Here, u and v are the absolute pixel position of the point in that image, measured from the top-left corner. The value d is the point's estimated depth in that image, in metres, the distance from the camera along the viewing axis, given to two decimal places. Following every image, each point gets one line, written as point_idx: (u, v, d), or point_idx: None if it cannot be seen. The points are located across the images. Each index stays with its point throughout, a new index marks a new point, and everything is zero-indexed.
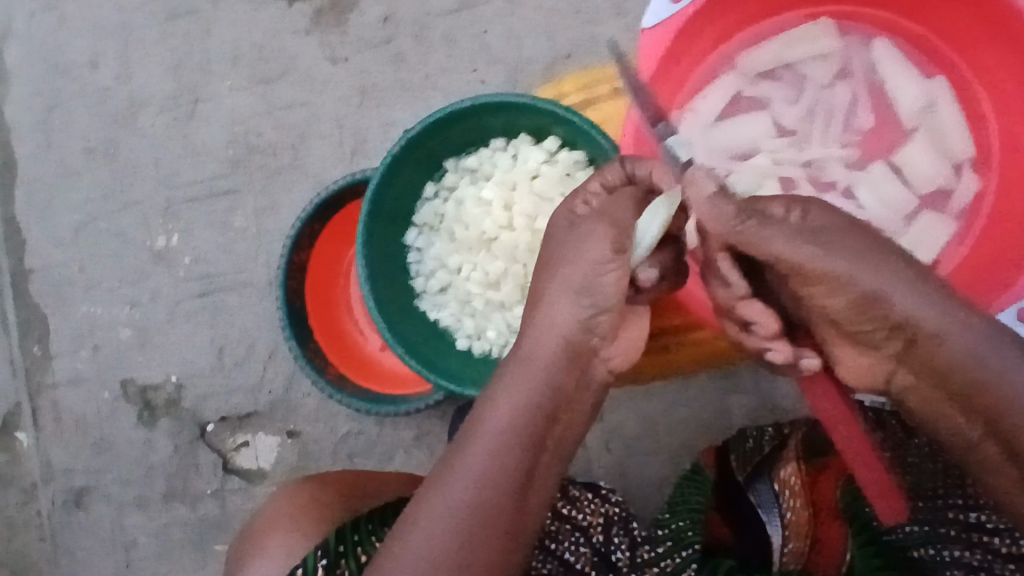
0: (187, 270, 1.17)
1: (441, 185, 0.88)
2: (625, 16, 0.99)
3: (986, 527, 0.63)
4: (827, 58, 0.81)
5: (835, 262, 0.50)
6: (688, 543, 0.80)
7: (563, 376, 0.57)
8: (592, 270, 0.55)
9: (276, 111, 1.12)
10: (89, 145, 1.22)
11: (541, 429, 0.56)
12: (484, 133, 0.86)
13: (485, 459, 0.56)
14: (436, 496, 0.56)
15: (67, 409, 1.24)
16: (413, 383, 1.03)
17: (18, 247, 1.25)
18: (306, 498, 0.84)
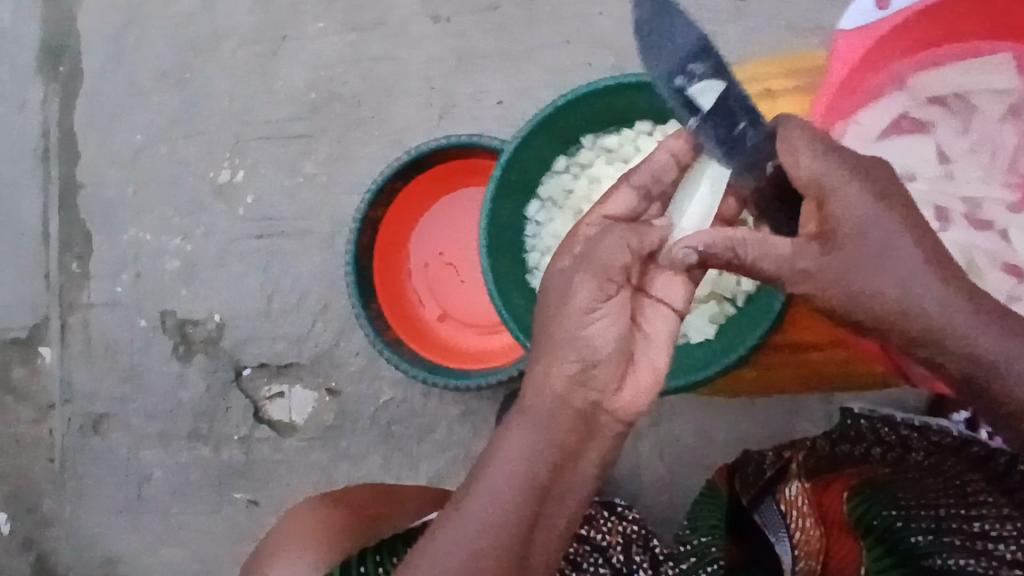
0: (247, 209, 1.13)
1: (574, 159, 0.87)
2: None
3: (990, 534, 0.58)
4: (1005, 92, 0.70)
5: (862, 279, 0.52)
6: (712, 560, 0.74)
7: (561, 431, 0.56)
8: (578, 324, 0.56)
9: (364, 62, 1.09)
10: (162, 65, 1.18)
11: (544, 482, 0.56)
12: (631, 114, 0.85)
13: (487, 503, 0.55)
14: (439, 539, 0.56)
15: (98, 332, 1.20)
16: (486, 359, 1.02)
17: (72, 159, 1.21)
18: (317, 518, 0.82)
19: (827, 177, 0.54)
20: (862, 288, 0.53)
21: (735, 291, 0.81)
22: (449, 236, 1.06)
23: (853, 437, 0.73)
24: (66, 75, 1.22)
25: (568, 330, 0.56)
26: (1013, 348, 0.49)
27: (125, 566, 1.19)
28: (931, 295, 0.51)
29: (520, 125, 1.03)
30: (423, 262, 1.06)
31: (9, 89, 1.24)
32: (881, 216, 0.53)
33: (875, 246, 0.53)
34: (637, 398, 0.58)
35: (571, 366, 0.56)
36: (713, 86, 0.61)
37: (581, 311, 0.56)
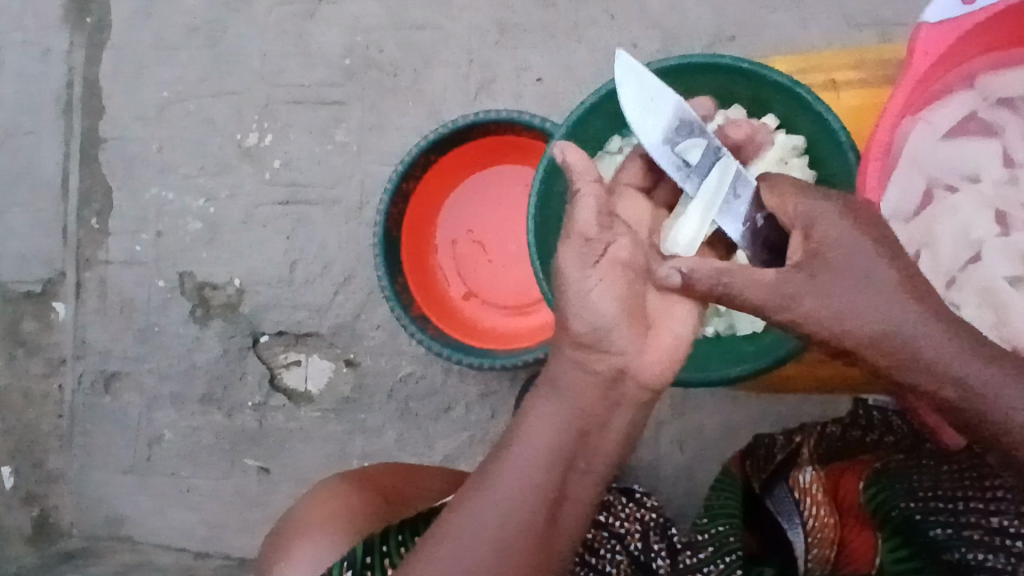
0: (274, 173, 1.11)
1: (628, 141, 0.83)
2: (801, 9, 0.95)
3: (1009, 531, 0.54)
4: None
5: (857, 309, 0.48)
6: (731, 549, 0.66)
7: (585, 396, 0.54)
8: (585, 287, 0.54)
9: (404, 29, 1.06)
10: (193, 21, 1.15)
11: (570, 451, 0.54)
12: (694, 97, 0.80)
13: (514, 479, 0.53)
14: (463, 517, 0.53)
15: (114, 289, 1.18)
16: (518, 341, 0.99)
17: (95, 112, 1.19)
18: (335, 503, 0.78)
19: (805, 208, 0.53)
20: (851, 312, 0.49)
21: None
22: (481, 214, 1.04)
23: (865, 425, 0.71)
24: (93, 26, 1.19)
25: (578, 293, 0.54)
26: (998, 375, 0.46)
27: (131, 527, 1.18)
28: (913, 317, 0.47)
29: (560, 103, 1.01)
30: (451, 239, 1.04)
31: (35, 37, 1.22)
32: (858, 240, 0.50)
33: (853, 267, 0.49)
34: (659, 362, 0.55)
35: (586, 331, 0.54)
36: (697, 141, 0.61)
37: (589, 274, 0.54)
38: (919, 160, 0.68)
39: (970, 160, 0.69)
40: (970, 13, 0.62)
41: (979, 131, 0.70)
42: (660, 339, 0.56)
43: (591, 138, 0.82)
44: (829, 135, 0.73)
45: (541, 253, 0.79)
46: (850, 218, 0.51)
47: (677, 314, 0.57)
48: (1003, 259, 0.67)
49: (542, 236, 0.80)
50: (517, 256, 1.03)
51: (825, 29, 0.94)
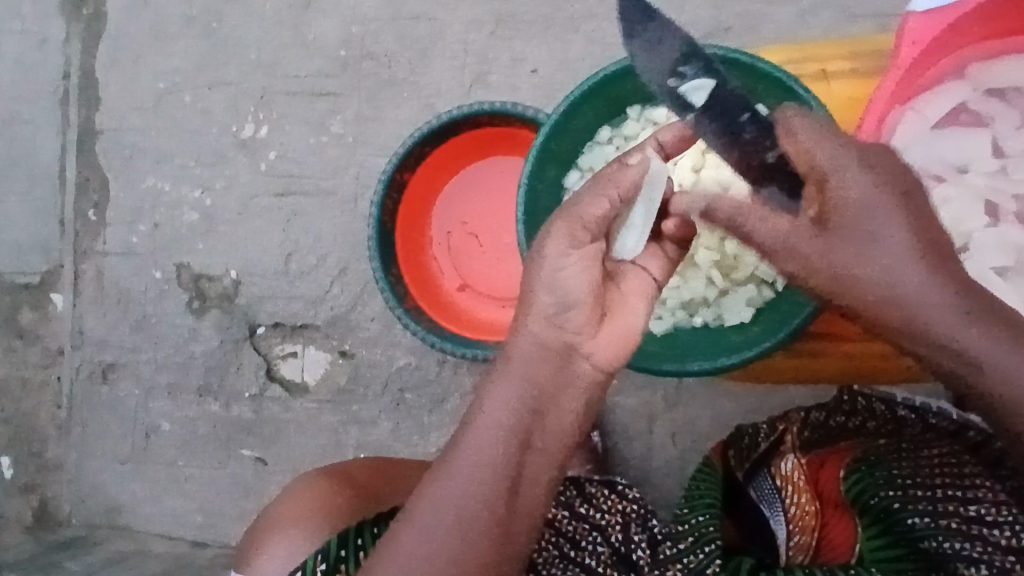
0: (270, 165, 1.12)
1: (618, 131, 0.83)
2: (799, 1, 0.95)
3: (987, 519, 0.56)
4: None
5: (867, 269, 0.54)
6: (709, 539, 0.65)
7: (541, 375, 0.55)
8: (551, 266, 0.55)
9: (400, 21, 1.06)
10: (192, 13, 1.15)
11: (525, 427, 0.54)
12: None
13: (475, 459, 0.54)
14: (427, 498, 0.54)
15: (112, 279, 1.18)
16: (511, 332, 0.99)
17: (93, 103, 1.19)
18: (312, 499, 0.78)
19: (827, 164, 0.55)
20: (857, 272, 0.54)
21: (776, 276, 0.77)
22: (474, 206, 1.04)
23: (849, 409, 0.68)
24: (89, 17, 1.19)
25: (544, 272, 0.55)
26: (991, 344, 0.51)
27: (127, 516, 1.19)
28: (913, 283, 0.53)
29: (556, 94, 1.01)
30: (445, 231, 1.04)
31: (32, 26, 1.22)
32: (877, 201, 0.54)
33: (864, 237, 0.54)
34: (612, 342, 0.56)
35: (546, 305, 0.55)
36: (696, 84, 0.62)
37: (555, 251, 0.55)
38: (912, 151, 0.68)
39: (961, 151, 0.69)
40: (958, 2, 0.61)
41: (969, 122, 0.69)
42: (616, 324, 0.56)
43: (584, 128, 0.82)
44: None
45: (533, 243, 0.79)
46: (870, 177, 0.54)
47: (637, 304, 0.57)
48: (994, 251, 0.66)
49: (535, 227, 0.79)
50: (511, 248, 1.03)
51: (822, 22, 0.94)
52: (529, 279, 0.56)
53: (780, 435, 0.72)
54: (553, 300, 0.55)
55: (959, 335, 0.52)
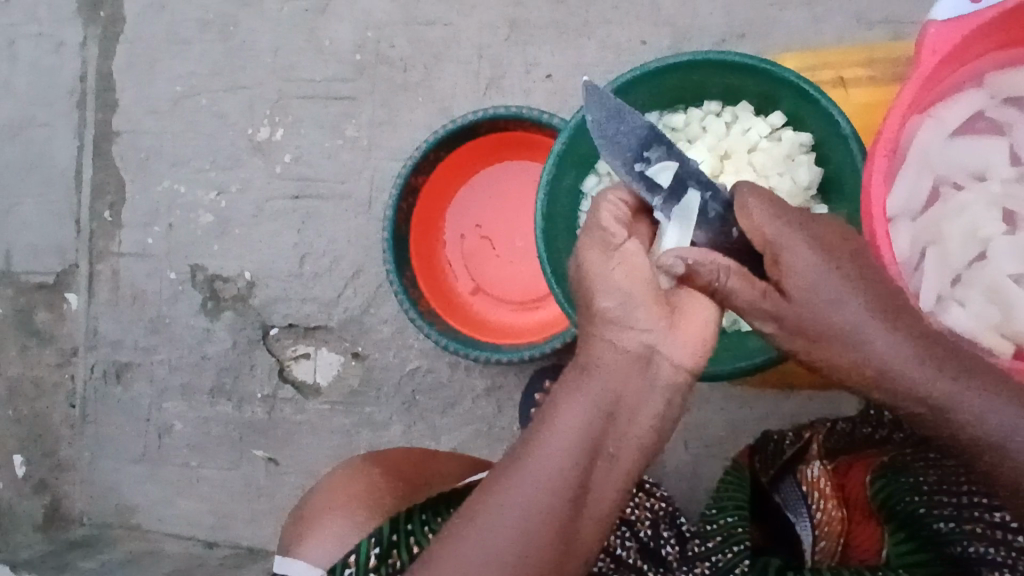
0: (285, 168, 1.12)
1: None
2: (813, 8, 0.95)
3: (1010, 526, 0.55)
4: None
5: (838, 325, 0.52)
6: (738, 540, 0.66)
7: (618, 377, 0.53)
8: (601, 271, 0.56)
9: (415, 25, 1.06)
10: (207, 17, 1.15)
11: (600, 429, 0.52)
12: (702, 94, 0.81)
13: (549, 459, 0.51)
14: (496, 496, 0.51)
15: (126, 281, 1.19)
16: (525, 336, 1.00)
17: (109, 105, 1.20)
18: (361, 484, 0.77)
19: (777, 238, 0.55)
20: (826, 333, 0.53)
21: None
22: (488, 209, 1.04)
23: (874, 421, 0.69)
24: (106, 20, 1.20)
25: (594, 277, 0.57)
26: (966, 389, 0.50)
27: (140, 516, 1.19)
28: (882, 342, 0.52)
29: (570, 99, 1.01)
30: (459, 235, 1.05)
31: (49, 29, 1.23)
32: (829, 265, 0.53)
33: (828, 297, 0.53)
34: (684, 339, 0.55)
35: (607, 304, 0.55)
36: (660, 166, 0.60)
37: (600, 252, 0.57)
38: (929, 157, 0.68)
39: (980, 158, 0.69)
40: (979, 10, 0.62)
41: (987, 130, 0.70)
42: (683, 322, 0.55)
43: None
44: (835, 132, 0.74)
45: (551, 247, 0.80)
46: (820, 249, 0.54)
47: (700, 300, 0.57)
48: (1011, 256, 0.67)
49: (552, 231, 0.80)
50: (525, 252, 1.04)
51: (836, 29, 0.95)
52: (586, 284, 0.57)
53: (806, 443, 0.75)
54: (614, 300, 0.55)
55: (931, 388, 0.51)
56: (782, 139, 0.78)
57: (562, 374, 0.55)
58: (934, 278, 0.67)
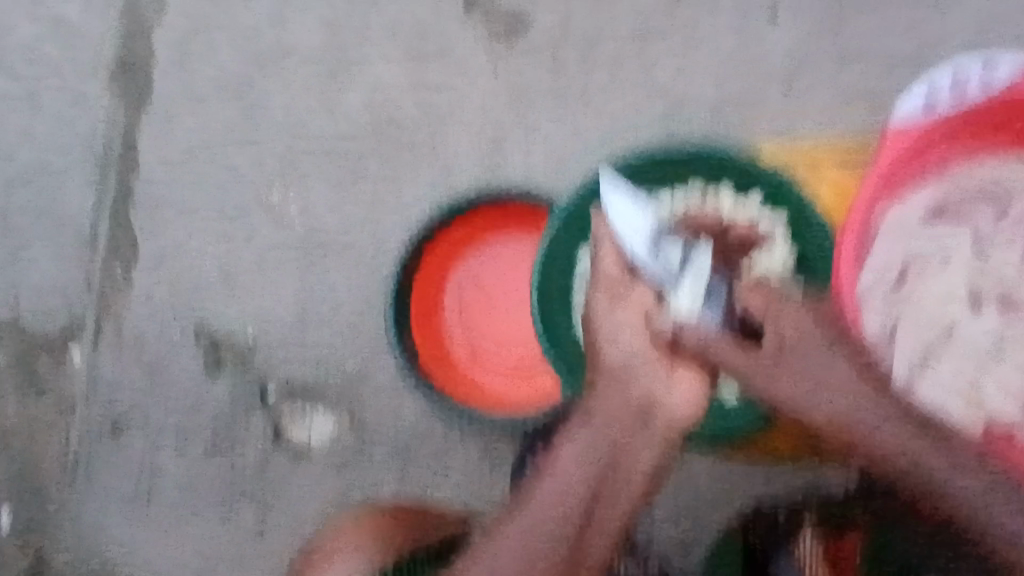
0: (292, 222, 1.17)
1: None
2: (792, 90, 1.02)
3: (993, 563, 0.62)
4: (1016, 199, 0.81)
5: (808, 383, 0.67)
6: None
7: (624, 409, 0.66)
8: (606, 321, 0.71)
9: (422, 92, 1.12)
10: (224, 77, 1.20)
11: (611, 452, 0.64)
12: (686, 176, 0.88)
13: (570, 476, 0.63)
14: (526, 509, 0.63)
15: (130, 327, 1.22)
16: (517, 403, 1.04)
17: (123, 156, 1.24)
18: (369, 525, 0.89)
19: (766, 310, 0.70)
20: (801, 392, 0.67)
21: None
22: (485, 275, 1.07)
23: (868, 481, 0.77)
24: (124, 75, 1.23)
25: (601, 326, 0.71)
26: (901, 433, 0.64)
27: (128, 562, 1.19)
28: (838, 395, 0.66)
29: (568, 166, 1.07)
30: (458, 299, 1.06)
31: (66, 80, 1.26)
32: (814, 340, 0.68)
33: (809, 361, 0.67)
34: (682, 380, 0.68)
35: (614, 350, 0.69)
36: (670, 248, 0.72)
37: (606, 307, 0.72)
38: (884, 244, 0.80)
39: (924, 245, 0.81)
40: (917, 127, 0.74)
41: (929, 222, 0.82)
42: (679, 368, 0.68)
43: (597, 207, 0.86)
44: None
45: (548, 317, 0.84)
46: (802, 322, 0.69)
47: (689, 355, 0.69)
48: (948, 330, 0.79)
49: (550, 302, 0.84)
50: (521, 318, 1.06)
51: (816, 109, 1.02)
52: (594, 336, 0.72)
53: None
54: (618, 346, 0.69)
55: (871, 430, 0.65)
56: (757, 217, 0.86)
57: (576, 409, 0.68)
58: (889, 349, 0.78)
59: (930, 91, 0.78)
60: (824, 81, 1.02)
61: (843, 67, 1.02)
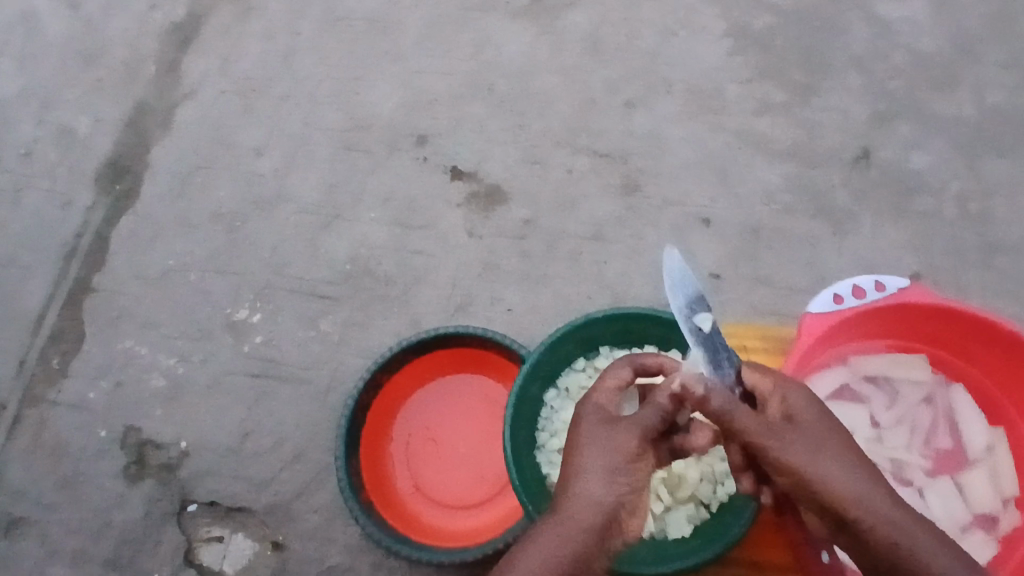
0: (253, 348, 1.21)
1: (590, 362, 0.99)
2: (720, 293, 1.20)
3: None
4: (920, 384, 0.90)
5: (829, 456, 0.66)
6: None
7: (588, 535, 0.66)
8: (601, 438, 0.70)
9: (403, 252, 1.25)
10: (219, 210, 1.30)
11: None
12: (643, 338, 0.98)
13: None
14: None
15: (53, 431, 1.18)
16: (454, 540, 1.05)
17: (96, 264, 1.28)
18: None
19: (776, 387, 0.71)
20: (822, 455, 0.66)
21: (711, 498, 0.90)
22: (437, 413, 1.13)
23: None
24: (120, 192, 1.32)
25: (597, 441, 0.69)
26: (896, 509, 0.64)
27: None
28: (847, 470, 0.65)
29: (525, 333, 1.19)
30: (408, 433, 1.12)
31: (60, 187, 1.34)
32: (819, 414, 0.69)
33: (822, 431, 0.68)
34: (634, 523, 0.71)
35: (607, 480, 0.68)
36: (706, 314, 0.73)
37: (606, 434, 0.70)
38: None
39: (846, 419, 0.89)
40: (838, 311, 0.83)
41: (851, 398, 0.90)
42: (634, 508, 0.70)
43: (564, 355, 0.98)
44: None
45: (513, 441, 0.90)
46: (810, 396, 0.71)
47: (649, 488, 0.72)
48: None
49: (517, 428, 0.92)
50: (467, 457, 1.11)
51: (735, 311, 1.19)
52: (586, 461, 0.68)
53: None
54: (605, 470, 0.68)
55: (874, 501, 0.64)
56: None
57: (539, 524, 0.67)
58: None
59: (847, 289, 0.84)
60: (745, 291, 1.20)
61: (763, 281, 1.20)
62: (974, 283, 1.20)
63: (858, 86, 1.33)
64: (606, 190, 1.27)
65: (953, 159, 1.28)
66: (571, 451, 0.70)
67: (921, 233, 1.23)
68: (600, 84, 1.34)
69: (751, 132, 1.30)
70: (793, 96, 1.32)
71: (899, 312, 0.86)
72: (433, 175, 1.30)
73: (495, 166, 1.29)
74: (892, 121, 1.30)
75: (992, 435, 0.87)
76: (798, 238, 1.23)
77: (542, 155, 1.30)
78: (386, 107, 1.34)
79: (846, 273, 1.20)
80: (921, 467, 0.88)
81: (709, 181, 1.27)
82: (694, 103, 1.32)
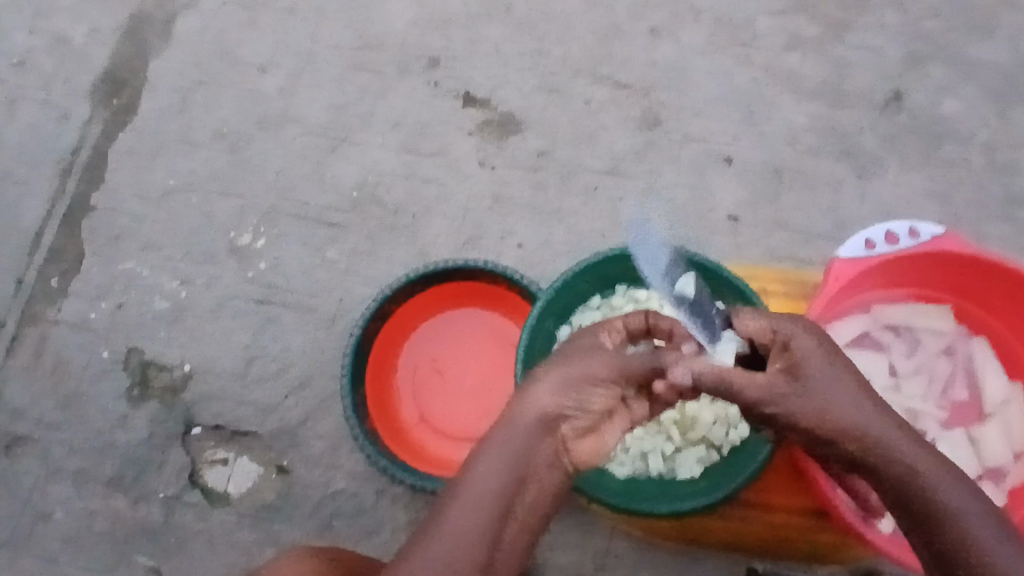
0: (257, 274, 1.18)
1: (605, 300, 0.97)
2: (737, 236, 1.17)
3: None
4: (941, 334, 0.89)
5: (836, 407, 0.62)
6: None
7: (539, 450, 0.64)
8: (577, 356, 0.66)
9: (413, 181, 1.21)
10: (222, 129, 1.25)
11: (511, 497, 0.63)
12: None
13: (472, 512, 0.62)
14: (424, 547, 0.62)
15: (54, 350, 1.16)
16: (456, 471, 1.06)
17: (95, 181, 1.23)
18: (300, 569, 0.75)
19: (784, 330, 0.65)
20: (831, 404, 0.62)
21: (723, 441, 0.89)
22: (445, 346, 1.12)
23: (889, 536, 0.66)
24: (118, 107, 1.26)
25: (571, 358, 0.66)
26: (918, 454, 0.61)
27: None
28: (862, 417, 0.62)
29: (535, 267, 1.17)
30: (414, 364, 1.11)
31: (56, 99, 1.28)
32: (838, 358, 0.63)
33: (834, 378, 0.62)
34: (590, 452, 0.68)
35: (566, 400, 0.64)
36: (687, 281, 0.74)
37: (581, 354, 0.66)
38: None
39: (865, 365, 0.88)
40: (870, 256, 0.81)
41: (871, 345, 0.89)
42: (592, 438, 0.68)
43: (580, 293, 0.96)
44: None
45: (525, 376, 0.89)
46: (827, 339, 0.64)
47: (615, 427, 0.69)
48: None
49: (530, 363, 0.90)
50: (473, 392, 1.10)
51: (753, 255, 1.16)
52: (554, 375, 0.65)
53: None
54: (565, 388, 0.65)
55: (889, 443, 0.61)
56: None
57: (488, 435, 0.64)
58: None
59: (881, 234, 0.81)
60: (762, 236, 1.17)
61: (779, 225, 1.17)
62: (994, 236, 1.17)
63: (895, 23, 1.27)
64: (625, 123, 1.22)
65: (985, 105, 1.23)
66: (543, 364, 0.67)
67: (945, 182, 1.19)
68: (624, 10, 1.27)
69: (781, 68, 1.24)
70: (825, 31, 1.26)
71: (930, 263, 0.84)
72: (444, 100, 1.24)
73: (510, 93, 1.24)
74: (926, 63, 1.25)
75: (1011, 390, 0.87)
76: (821, 181, 1.19)
77: (559, 83, 1.24)
78: (397, 25, 1.28)
79: (867, 221, 1.17)
80: (935, 418, 0.87)
81: (733, 118, 1.22)
82: (722, 34, 1.26)
